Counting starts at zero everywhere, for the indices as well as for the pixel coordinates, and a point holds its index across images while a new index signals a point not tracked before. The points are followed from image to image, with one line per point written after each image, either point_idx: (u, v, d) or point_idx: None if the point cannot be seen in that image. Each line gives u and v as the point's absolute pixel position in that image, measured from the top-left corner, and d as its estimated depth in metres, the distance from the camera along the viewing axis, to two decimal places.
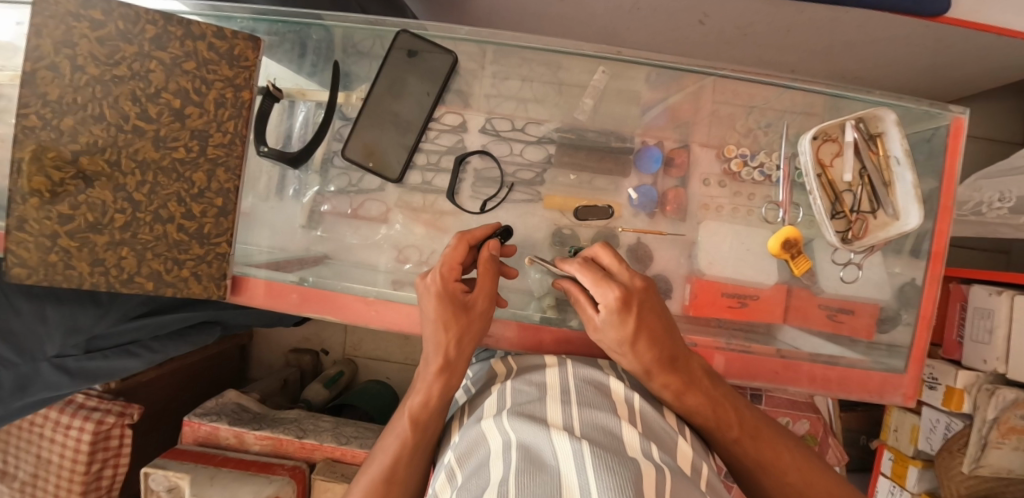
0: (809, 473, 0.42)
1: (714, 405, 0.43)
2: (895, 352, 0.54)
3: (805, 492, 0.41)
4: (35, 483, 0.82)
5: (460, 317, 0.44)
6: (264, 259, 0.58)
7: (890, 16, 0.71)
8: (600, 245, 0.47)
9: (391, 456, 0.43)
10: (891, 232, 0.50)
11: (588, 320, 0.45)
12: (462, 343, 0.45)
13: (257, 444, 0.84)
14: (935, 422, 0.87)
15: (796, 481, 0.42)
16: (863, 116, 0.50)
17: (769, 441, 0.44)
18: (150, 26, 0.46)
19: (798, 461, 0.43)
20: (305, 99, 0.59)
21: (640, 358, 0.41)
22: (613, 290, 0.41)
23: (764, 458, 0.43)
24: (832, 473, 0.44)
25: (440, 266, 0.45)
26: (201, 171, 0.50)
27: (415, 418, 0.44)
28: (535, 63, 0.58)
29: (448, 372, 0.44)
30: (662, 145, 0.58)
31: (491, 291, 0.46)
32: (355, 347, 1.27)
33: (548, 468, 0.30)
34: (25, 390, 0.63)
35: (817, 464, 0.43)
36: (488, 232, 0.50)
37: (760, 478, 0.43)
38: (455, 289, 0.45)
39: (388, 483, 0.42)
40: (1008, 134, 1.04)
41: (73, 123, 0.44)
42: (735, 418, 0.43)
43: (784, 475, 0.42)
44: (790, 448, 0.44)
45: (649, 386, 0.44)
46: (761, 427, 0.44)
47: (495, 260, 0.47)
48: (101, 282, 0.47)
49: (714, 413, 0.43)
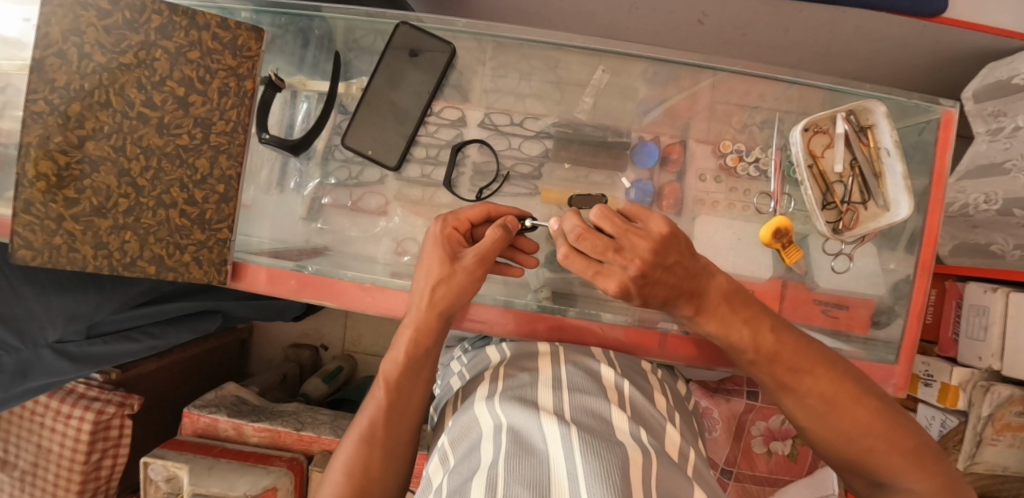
0: (839, 401, 0.38)
1: (734, 325, 0.40)
2: (889, 347, 0.54)
3: (826, 414, 0.38)
4: (35, 473, 0.83)
5: (443, 265, 0.44)
6: (265, 249, 0.59)
7: (884, 15, 0.73)
8: (581, 229, 0.37)
9: (369, 419, 0.44)
10: (882, 223, 0.51)
11: None
12: (437, 293, 0.45)
13: (255, 436, 0.85)
14: (931, 419, 0.86)
15: (816, 404, 0.39)
16: (854, 108, 0.51)
17: (791, 366, 0.39)
18: (155, 16, 0.47)
19: (826, 387, 0.38)
20: (306, 90, 0.60)
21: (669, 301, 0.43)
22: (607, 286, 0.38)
23: (783, 380, 0.40)
24: (876, 397, 0.38)
25: (451, 216, 0.47)
26: (203, 157, 0.51)
27: (389, 382, 0.45)
28: (533, 59, 0.59)
29: (416, 326, 0.45)
30: (659, 141, 0.59)
31: (486, 251, 0.44)
32: (355, 342, 1.28)
33: (537, 451, 0.30)
34: (26, 375, 0.63)
35: (856, 389, 0.38)
36: (513, 212, 0.51)
37: (782, 397, 0.41)
38: (452, 238, 0.46)
39: (368, 446, 0.42)
40: None
41: (80, 109, 0.45)
42: (759, 340, 0.39)
43: (805, 397, 0.39)
44: (820, 371, 0.39)
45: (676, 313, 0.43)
46: (793, 353, 0.39)
47: (501, 227, 0.45)
48: (104, 265, 0.48)
49: (733, 337, 0.40)
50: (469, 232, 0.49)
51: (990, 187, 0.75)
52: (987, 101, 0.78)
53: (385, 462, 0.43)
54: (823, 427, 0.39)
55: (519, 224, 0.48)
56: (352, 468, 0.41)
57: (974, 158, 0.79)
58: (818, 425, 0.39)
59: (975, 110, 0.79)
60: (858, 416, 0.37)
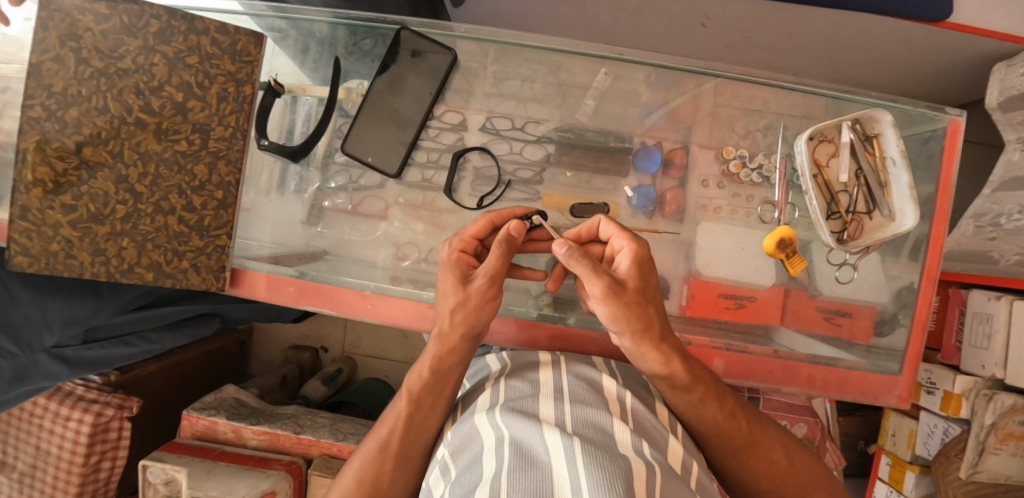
0: (792, 454, 0.45)
1: (711, 395, 0.43)
2: (892, 356, 0.54)
3: (786, 468, 0.44)
4: (34, 475, 0.82)
5: (458, 288, 0.45)
6: (265, 253, 0.58)
7: (890, 20, 0.72)
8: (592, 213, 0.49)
9: (387, 429, 0.45)
10: (888, 233, 0.50)
11: (604, 272, 0.39)
12: (456, 317, 0.45)
13: (255, 439, 0.84)
14: (933, 426, 0.87)
15: (778, 459, 0.44)
16: (860, 117, 0.51)
17: (754, 419, 0.46)
18: (154, 20, 0.47)
19: (779, 443, 0.45)
20: (307, 95, 0.59)
21: (648, 316, 0.40)
22: (642, 241, 0.43)
23: (754, 437, 0.44)
24: (806, 454, 0.46)
25: (455, 238, 0.47)
26: (203, 164, 0.51)
27: (411, 395, 0.45)
28: (535, 63, 0.59)
29: (441, 344, 0.45)
30: (661, 146, 0.58)
31: (495, 270, 0.44)
32: (355, 344, 1.28)
33: (540, 463, 0.30)
34: (23, 380, 0.62)
35: (796, 449, 0.46)
36: (518, 212, 0.50)
37: (745, 458, 0.44)
38: (461, 261, 0.46)
39: (381, 455, 0.44)
40: (994, 140, 1.06)
41: (77, 114, 0.45)
42: (730, 402, 0.45)
43: (769, 454, 0.44)
44: (772, 429, 0.46)
45: (656, 351, 0.41)
46: (748, 408, 0.47)
47: (508, 240, 0.43)
48: (102, 272, 0.47)
49: (710, 406, 0.43)
50: (477, 249, 0.49)
51: (1015, 195, 0.72)
52: (1015, 111, 0.75)
53: (397, 474, 0.44)
54: (780, 485, 0.44)
55: (525, 226, 0.45)
56: (365, 476, 0.43)
57: (1007, 169, 0.75)
58: (778, 485, 0.44)
59: (1003, 119, 0.77)
60: (808, 471, 0.45)
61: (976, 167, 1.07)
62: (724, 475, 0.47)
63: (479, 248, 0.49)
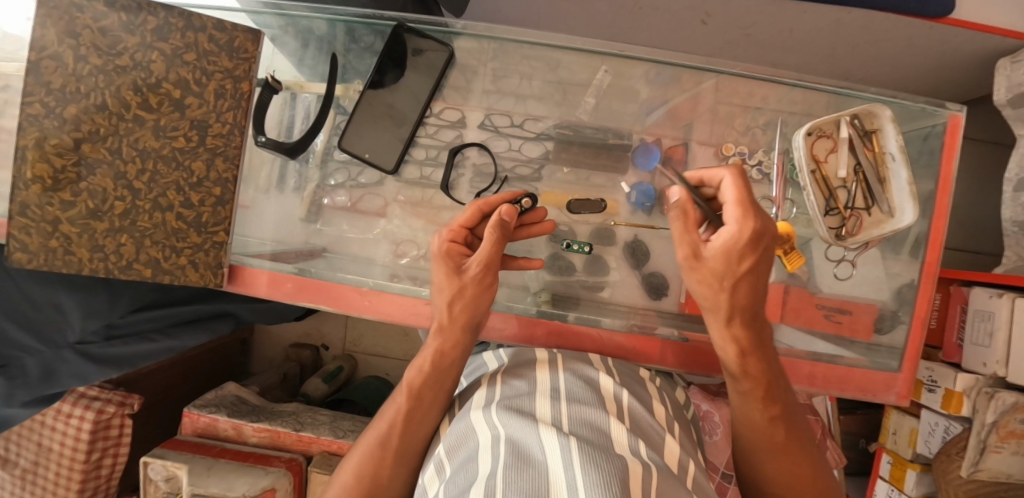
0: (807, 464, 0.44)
1: (761, 396, 0.43)
2: (893, 353, 0.53)
3: (797, 480, 0.43)
4: (35, 471, 0.83)
5: (451, 279, 0.45)
6: (266, 250, 0.59)
7: (891, 16, 0.72)
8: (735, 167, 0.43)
9: (388, 422, 0.45)
10: (886, 229, 0.50)
11: (685, 243, 0.43)
12: (454, 307, 0.45)
13: (255, 436, 0.85)
14: (934, 425, 0.87)
15: (792, 469, 0.43)
16: (859, 112, 0.50)
17: (795, 428, 0.44)
18: (151, 17, 0.47)
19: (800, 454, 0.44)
20: (304, 91, 0.60)
21: (718, 300, 0.42)
22: (751, 224, 0.40)
23: (784, 444, 0.43)
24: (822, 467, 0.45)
25: (445, 228, 0.47)
26: (200, 160, 0.51)
27: (411, 389, 0.45)
28: (533, 60, 0.58)
29: (442, 337, 0.46)
30: (661, 144, 0.58)
31: (489, 258, 0.45)
32: (355, 342, 1.28)
33: (535, 463, 0.30)
34: (53, 378, 0.66)
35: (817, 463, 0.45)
36: (506, 198, 0.49)
37: (765, 460, 0.44)
38: (451, 251, 0.46)
39: (381, 450, 0.44)
40: (999, 137, 1.06)
41: (76, 111, 0.45)
42: (777, 408, 0.43)
43: (792, 464, 0.43)
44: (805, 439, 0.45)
45: (723, 331, 0.43)
46: (796, 414, 0.45)
47: (502, 224, 0.45)
48: (100, 268, 0.48)
49: (754, 404, 0.43)
50: (468, 237, 0.49)
51: None
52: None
53: (397, 470, 0.44)
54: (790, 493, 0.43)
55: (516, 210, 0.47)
56: (364, 470, 0.43)
57: None
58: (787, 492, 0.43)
59: (1013, 115, 0.78)
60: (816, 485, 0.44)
61: (978, 165, 1.07)
62: (740, 467, 0.47)
63: (471, 236, 0.49)
